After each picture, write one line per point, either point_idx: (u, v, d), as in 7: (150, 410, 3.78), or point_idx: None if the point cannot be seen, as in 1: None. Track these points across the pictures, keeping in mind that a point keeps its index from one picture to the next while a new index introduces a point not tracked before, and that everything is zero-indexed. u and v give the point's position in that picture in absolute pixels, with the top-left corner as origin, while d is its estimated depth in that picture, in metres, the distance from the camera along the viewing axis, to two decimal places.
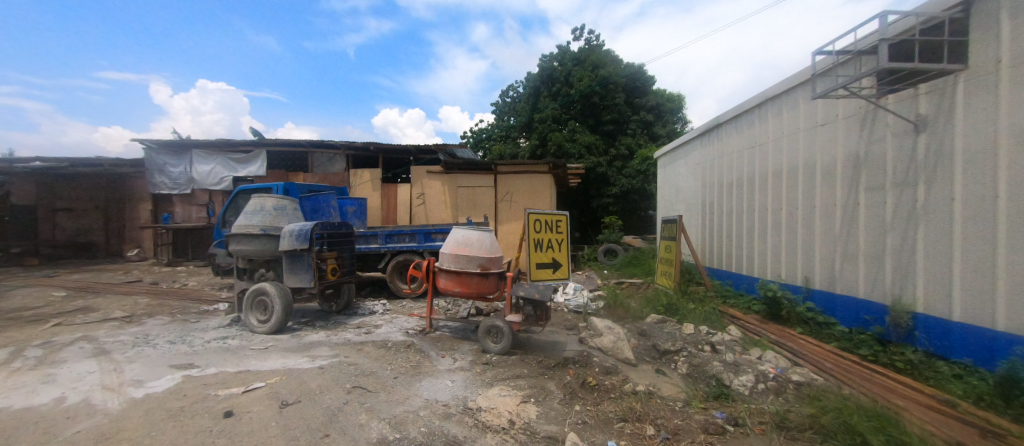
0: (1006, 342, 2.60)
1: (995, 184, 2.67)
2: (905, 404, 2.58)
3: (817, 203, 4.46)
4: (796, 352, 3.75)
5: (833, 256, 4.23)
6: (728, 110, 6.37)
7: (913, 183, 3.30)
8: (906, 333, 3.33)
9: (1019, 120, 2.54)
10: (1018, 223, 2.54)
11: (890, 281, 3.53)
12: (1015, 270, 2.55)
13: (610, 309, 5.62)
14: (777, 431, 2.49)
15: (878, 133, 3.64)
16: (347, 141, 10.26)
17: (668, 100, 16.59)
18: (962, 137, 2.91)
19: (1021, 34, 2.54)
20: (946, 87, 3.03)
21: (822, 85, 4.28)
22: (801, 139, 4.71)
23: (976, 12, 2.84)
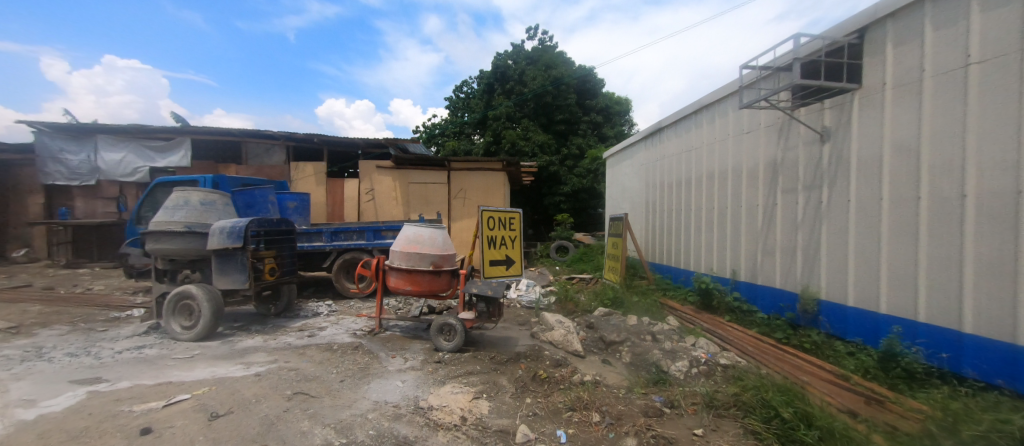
0: (888, 322, 3.07)
1: (881, 188, 3.13)
2: (810, 379, 2.94)
3: (743, 203, 4.92)
4: (724, 337, 4.13)
5: (756, 250, 4.69)
6: (669, 115, 6.81)
7: (819, 186, 3.76)
8: (813, 317, 3.80)
9: (899, 134, 3.00)
10: (897, 221, 3.00)
11: (801, 273, 3.98)
12: (895, 261, 3.02)
13: (561, 304, 5.80)
14: (706, 410, 2.74)
15: (793, 141, 4.09)
16: (287, 132, 9.61)
17: (617, 103, 17.32)
18: (856, 147, 3.37)
19: (902, 61, 2.99)
20: (845, 103, 3.49)
21: (747, 96, 4.73)
22: (731, 144, 5.16)
23: (869, 39, 3.30)
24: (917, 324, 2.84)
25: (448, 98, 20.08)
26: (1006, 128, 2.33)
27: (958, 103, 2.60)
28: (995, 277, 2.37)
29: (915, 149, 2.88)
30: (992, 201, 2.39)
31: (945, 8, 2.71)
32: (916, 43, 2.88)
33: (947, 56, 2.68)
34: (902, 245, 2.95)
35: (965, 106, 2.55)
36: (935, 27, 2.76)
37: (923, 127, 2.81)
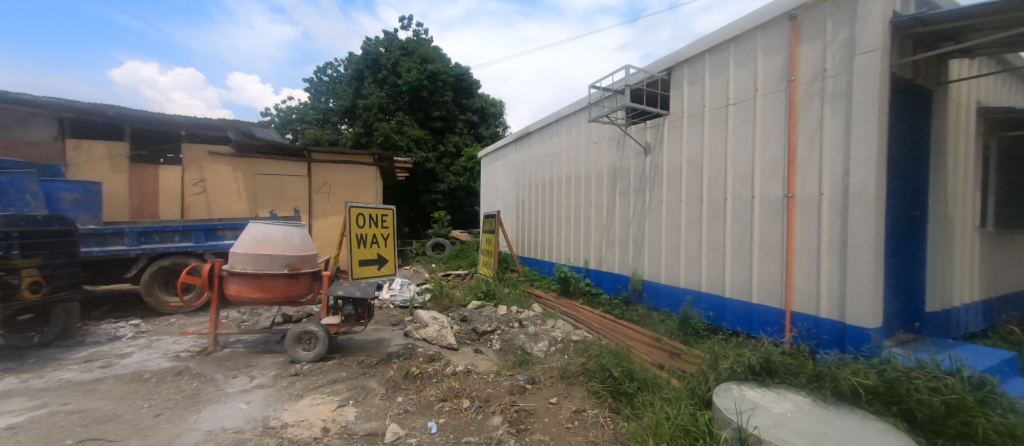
0: (684, 293, 4.10)
1: (681, 192, 4.15)
2: (635, 344, 3.66)
3: (592, 203, 5.77)
4: (576, 318, 4.79)
5: (601, 242, 5.54)
6: (535, 122, 7.48)
7: (644, 189, 4.68)
8: (639, 295, 4.74)
9: (692, 152, 4.04)
10: (691, 218, 4.02)
11: (632, 260, 4.90)
12: (690, 248, 4.03)
13: (436, 301, 5.80)
14: (560, 380, 3.15)
15: (626, 152, 5.00)
16: (53, 98, 7.06)
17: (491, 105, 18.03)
18: (666, 160, 4.36)
19: (693, 97, 4.04)
20: (659, 125, 4.47)
21: (594, 111, 5.58)
22: (583, 151, 5.98)
23: (673, 77, 4.32)
24: (701, 293, 3.89)
25: (310, 80, 18.05)
26: (749, 152, 3.44)
27: (724, 133, 3.69)
28: (742, 257, 3.49)
29: (701, 164, 3.92)
30: (742, 203, 3.49)
31: (717, 62, 3.78)
32: (702, 85, 3.95)
33: (718, 97, 3.76)
34: (694, 236, 3.99)
35: (728, 135, 3.64)
36: (712, 75, 3.83)
37: (706, 149, 3.87)
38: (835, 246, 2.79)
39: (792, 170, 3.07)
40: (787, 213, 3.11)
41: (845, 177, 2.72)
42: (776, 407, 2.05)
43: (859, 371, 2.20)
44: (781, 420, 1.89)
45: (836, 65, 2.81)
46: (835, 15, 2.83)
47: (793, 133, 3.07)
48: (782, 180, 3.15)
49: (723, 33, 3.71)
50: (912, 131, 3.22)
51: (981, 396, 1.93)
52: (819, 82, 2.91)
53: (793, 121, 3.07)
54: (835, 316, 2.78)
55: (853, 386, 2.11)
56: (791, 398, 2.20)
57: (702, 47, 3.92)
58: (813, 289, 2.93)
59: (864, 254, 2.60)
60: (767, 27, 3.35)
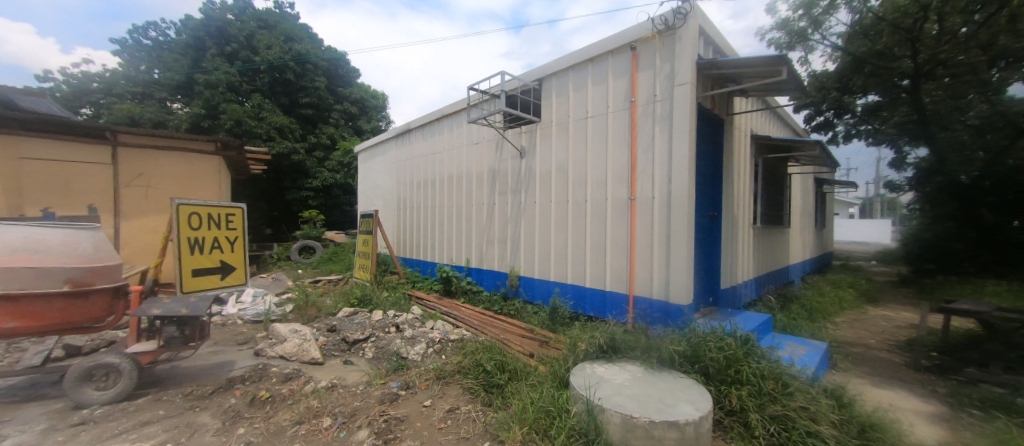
0: (553, 285, 4.49)
1: (551, 193, 4.53)
2: (510, 337, 3.84)
3: (473, 202, 5.85)
4: (457, 316, 4.78)
5: (481, 241, 5.66)
6: (417, 118, 7.25)
7: (519, 190, 4.97)
8: (517, 290, 5.00)
9: (559, 157, 4.45)
10: (559, 217, 4.43)
11: (510, 257, 5.14)
12: (559, 244, 4.44)
13: (300, 311, 5.14)
14: (436, 381, 3.09)
15: (504, 154, 5.22)
16: None
17: (373, 97, 16.80)
18: (538, 164, 4.72)
19: (560, 108, 4.45)
20: (532, 131, 4.79)
21: (474, 113, 5.67)
22: (465, 152, 6.03)
23: (544, 87, 4.67)
24: (567, 285, 4.32)
25: (124, 42, 14.28)
26: (603, 160, 3.98)
27: (584, 141, 4.18)
28: (598, 251, 4.00)
29: (566, 168, 4.36)
30: (598, 204, 4.01)
31: (579, 78, 4.25)
32: (567, 97, 4.38)
33: (579, 109, 4.24)
34: (561, 234, 4.40)
35: (587, 144, 4.13)
36: (575, 89, 4.29)
37: (570, 155, 4.32)
38: (662, 239, 3.47)
39: (634, 177, 3.69)
40: (630, 213, 3.71)
41: (669, 184, 3.41)
42: (617, 378, 2.41)
43: (675, 339, 2.76)
44: (619, 388, 2.23)
45: (663, 92, 3.50)
46: (661, 52, 3.52)
47: (634, 146, 3.68)
48: (627, 185, 3.75)
49: (582, 53, 4.18)
50: (712, 149, 4.16)
51: (747, 347, 2.62)
52: (651, 104, 3.58)
53: (634, 135, 3.68)
54: (662, 297, 3.46)
55: (671, 353, 2.65)
56: (629, 368, 2.63)
57: (567, 63, 4.34)
58: (649, 276, 3.57)
59: (680, 246, 3.32)
60: (615, 53, 3.92)
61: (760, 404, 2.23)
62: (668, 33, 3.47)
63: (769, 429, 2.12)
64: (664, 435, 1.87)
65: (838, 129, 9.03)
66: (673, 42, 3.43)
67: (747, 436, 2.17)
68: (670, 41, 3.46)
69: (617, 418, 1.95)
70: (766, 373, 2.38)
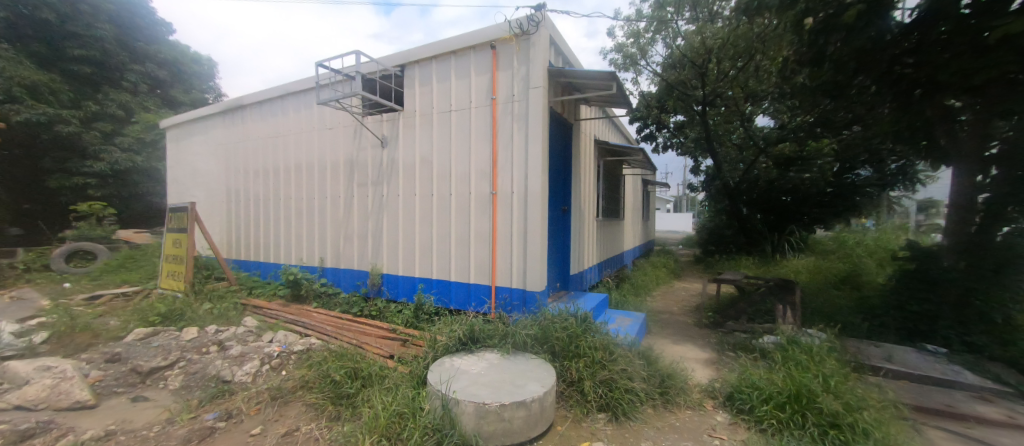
0: (418, 281, 4.36)
1: (415, 186, 4.36)
2: (369, 339, 3.55)
3: (327, 195, 5.20)
4: (306, 325, 4.12)
5: (337, 237, 5.09)
6: (251, 93, 6.06)
7: (380, 182, 4.64)
8: (378, 289, 4.67)
9: (424, 150, 4.32)
10: (425, 210, 4.30)
11: (371, 255, 4.77)
12: (424, 239, 4.32)
13: (61, 340, 3.77)
14: (271, 403, 2.63)
15: (363, 143, 4.79)
16: None
17: (191, 61, 13.59)
18: (401, 155, 4.48)
19: (423, 98, 4.31)
20: (393, 120, 4.52)
21: (325, 94, 5.03)
22: (316, 137, 5.32)
23: (406, 75, 4.44)
24: (432, 280, 4.24)
25: None
26: (466, 154, 4.03)
27: (448, 135, 4.15)
28: (463, 245, 4.06)
29: (430, 161, 4.26)
30: (462, 198, 4.05)
31: (442, 70, 4.18)
32: (430, 88, 4.26)
33: (443, 102, 4.18)
34: (427, 228, 4.29)
35: (451, 137, 4.11)
36: (438, 81, 4.20)
37: (434, 148, 4.23)
38: (521, 231, 3.72)
39: (495, 172, 3.84)
40: (492, 206, 3.86)
41: (525, 179, 3.66)
42: (474, 368, 2.47)
43: (528, 324, 2.99)
44: (473, 378, 2.29)
45: (519, 93, 3.72)
46: (518, 54, 3.73)
47: (495, 143, 3.83)
48: (489, 180, 3.89)
49: (444, 45, 4.12)
50: (562, 149, 4.62)
51: (585, 324, 3.00)
52: (510, 104, 3.77)
53: (495, 132, 3.83)
54: (521, 285, 3.70)
55: (524, 337, 2.87)
56: (486, 357, 2.72)
57: (429, 53, 4.22)
58: (510, 267, 3.78)
59: (535, 237, 3.60)
60: (476, 49, 3.98)
61: (594, 372, 2.59)
62: (523, 37, 3.69)
63: (598, 392, 2.49)
64: (512, 415, 2.00)
65: (659, 141, 11.36)
66: (528, 47, 3.67)
67: (583, 401, 2.50)
68: (526, 46, 3.69)
69: (470, 407, 1.99)
70: (598, 345, 2.77)
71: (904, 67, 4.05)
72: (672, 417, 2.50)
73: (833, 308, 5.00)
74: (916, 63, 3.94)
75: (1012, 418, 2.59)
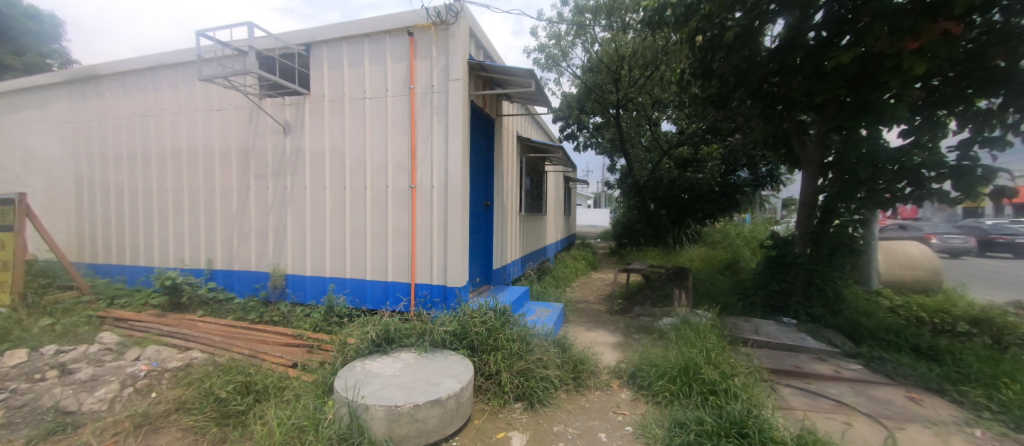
0: (329, 281, 4.03)
1: (325, 179, 4.01)
2: (268, 348, 3.18)
3: (216, 186, 4.52)
4: (186, 337, 3.52)
5: (230, 235, 4.47)
6: (110, 62, 5.00)
7: (283, 173, 4.17)
8: (281, 291, 4.20)
9: (335, 139, 3.98)
10: (337, 204, 3.99)
11: (272, 254, 4.27)
12: (336, 235, 4.00)
13: None
14: (134, 433, 2.19)
15: (261, 128, 4.26)
16: None
17: (26, 17, 10.87)
18: (307, 143, 4.07)
19: (333, 82, 3.96)
20: (298, 104, 4.08)
21: (211, 70, 4.35)
22: (201, 119, 4.58)
23: (313, 55, 4.04)
24: (345, 280, 3.96)
25: None
26: (383, 146, 3.82)
27: (362, 124, 3.88)
28: (380, 241, 3.85)
29: (342, 151, 3.95)
30: (379, 192, 3.83)
31: (354, 54, 3.89)
32: (341, 72, 3.93)
33: (356, 88, 3.89)
34: (339, 224, 3.98)
35: (365, 126, 3.86)
36: (350, 65, 3.90)
37: (346, 137, 3.93)
38: (441, 226, 3.65)
39: (413, 165, 3.70)
40: (411, 200, 3.72)
41: (446, 173, 3.59)
42: (387, 370, 2.36)
43: (446, 321, 2.95)
44: (386, 381, 2.18)
45: (439, 84, 3.62)
46: (437, 44, 3.62)
47: (413, 134, 3.69)
48: (407, 173, 3.74)
49: (356, 26, 3.82)
50: (484, 144, 4.61)
51: (504, 317, 3.03)
52: (429, 94, 3.65)
53: (413, 123, 3.69)
54: (441, 281, 3.64)
55: (442, 334, 2.83)
56: (402, 357, 2.62)
57: (339, 34, 3.89)
58: (430, 262, 3.69)
59: (456, 231, 3.56)
60: (392, 34, 3.77)
61: (511, 364, 2.64)
62: (442, 27, 3.59)
63: (515, 382, 2.56)
64: (427, 415, 1.95)
65: (579, 140, 12.06)
66: (446, 37, 3.58)
67: (500, 392, 2.55)
68: (444, 36, 3.60)
69: (380, 412, 1.89)
70: (515, 336, 2.83)
71: (771, 85, 4.80)
72: (583, 399, 2.68)
73: (718, 291, 5.78)
74: (779, 82, 4.69)
75: (838, 372, 3.26)
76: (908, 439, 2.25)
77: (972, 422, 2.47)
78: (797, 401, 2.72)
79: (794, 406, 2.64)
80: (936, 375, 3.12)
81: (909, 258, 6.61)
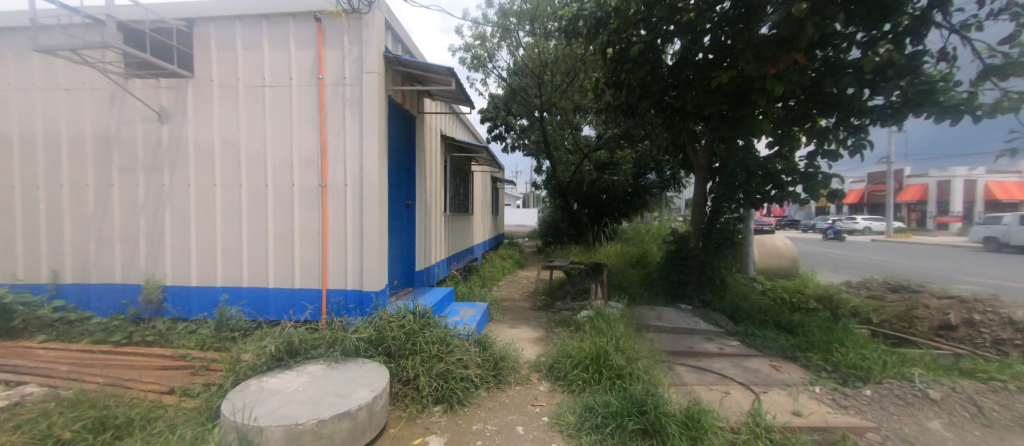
0: (221, 292, 3.55)
1: (215, 175, 3.52)
2: (137, 374, 2.69)
3: (65, 182, 3.69)
4: (16, 368, 2.81)
5: (85, 241, 3.68)
6: None
7: (158, 167, 3.57)
8: (158, 306, 3.57)
9: (226, 130, 3.51)
10: (230, 204, 3.52)
11: (146, 262, 3.62)
12: (230, 239, 3.54)
13: None
14: None
15: (127, 114, 3.58)
16: None
17: None
18: (191, 133, 3.53)
19: (224, 65, 3.49)
20: (179, 88, 3.52)
21: (54, 39, 3.54)
22: (40, 100, 3.70)
23: (196, 32, 3.50)
24: (242, 289, 3.53)
25: None
26: (287, 139, 3.47)
27: (261, 114, 3.48)
28: (285, 244, 3.50)
29: (236, 144, 3.50)
30: (283, 190, 3.48)
31: (250, 35, 3.47)
32: (234, 55, 3.48)
33: (253, 73, 3.47)
34: (234, 226, 3.53)
35: (265, 118, 3.47)
36: (245, 47, 3.47)
37: (241, 128, 3.49)
38: (356, 227, 3.43)
39: (323, 161, 3.43)
40: (320, 200, 3.44)
41: (361, 170, 3.39)
42: (289, 386, 2.15)
43: (359, 328, 2.78)
44: (287, 398, 1.99)
45: (352, 76, 3.40)
46: (349, 33, 3.39)
47: (323, 128, 3.41)
48: (316, 170, 3.45)
49: (252, 4, 3.40)
50: (404, 141, 4.43)
51: (423, 319, 2.93)
52: (341, 86, 3.41)
53: (322, 116, 3.41)
54: (356, 285, 3.43)
55: (355, 342, 2.66)
56: (308, 370, 2.41)
57: (231, 13, 3.43)
58: (343, 266, 3.45)
59: (373, 232, 3.37)
60: (296, 18, 3.44)
61: (430, 367, 2.57)
62: (355, 16, 3.38)
63: (434, 386, 2.50)
64: (334, 429, 1.81)
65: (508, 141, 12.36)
66: (360, 27, 3.38)
67: (418, 397, 2.48)
68: (357, 25, 3.39)
69: (278, 433, 1.71)
70: (435, 339, 2.75)
71: (671, 98, 5.35)
72: (502, 395, 2.73)
73: (628, 283, 6.28)
74: (677, 95, 5.25)
75: (721, 349, 3.76)
76: (769, 400, 2.68)
77: (814, 381, 3.03)
78: (690, 377, 3.08)
79: (687, 382, 2.98)
80: (791, 345, 3.77)
81: (776, 249, 7.88)
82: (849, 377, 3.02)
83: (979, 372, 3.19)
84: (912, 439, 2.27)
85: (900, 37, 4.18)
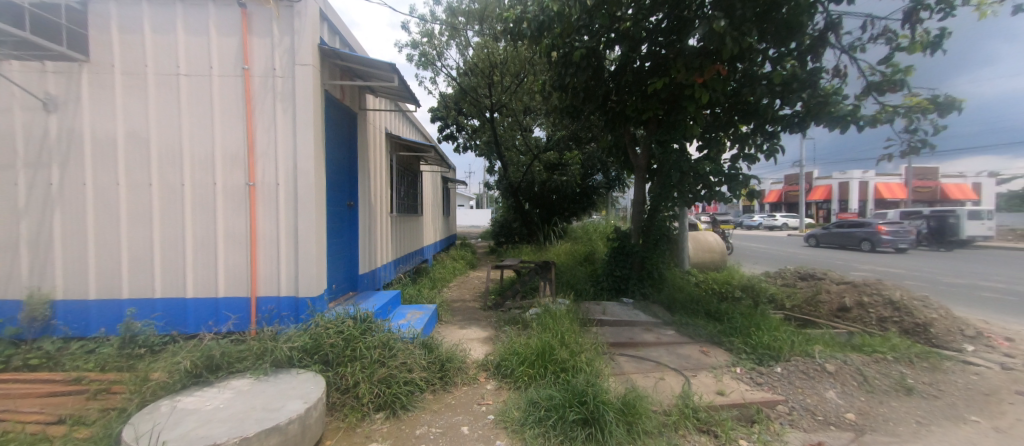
0: (128, 305, 3.14)
1: (118, 173, 3.11)
2: (14, 404, 2.31)
3: None
4: None
5: None
6: None
7: (44, 164, 3.07)
8: (46, 324, 3.06)
9: (132, 122, 3.11)
10: (137, 205, 3.13)
11: (29, 274, 3.10)
12: (137, 245, 3.14)
13: None
14: None
15: (2, 101, 3.05)
16: None
17: None
18: (87, 125, 3.08)
19: (129, 50, 3.09)
20: (71, 73, 3.05)
21: None
22: None
23: (92, 10, 3.06)
24: (153, 301, 3.15)
25: None
26: (207, 135, 3.15)
27: (175, 106, 3.13)
28: (206, 249, 3.19)
29: (144, 138, 3.11)
30: (203, 190, 3.16)
31: (160, 17, 3.10)
32: (141, 38, 3.10)
33: (164, 60, 3.11)
34: (142, 231, 3.14)
35: (180, 110, 3.13)
36: (154, 30, 3.10)
37: (150, 121, 3.12)
38: (289, 230, 3.20)
39: (251, 159, 3.17)
40: (248, 201, 3.17)
41: (294, 168, 3.17)
42: (208, 404, 1.96)
43: (292, 337, 2.61)
44: (206, 417, 1.81)
45: (283, 68, 3.18)
46: (279, 22, 3.17)
47: (250, 123, 3.15)
48: (243, 169, 3.18)
49: None
50: (345, 139, 4.22)
51: (365, 324, 2.80)
52: (270, 78, 3.18)
53: (248, 110, 3.15)
54: (291, 292, 3.21)
55: (287, 352, 2.49)
56: (231, 386, 2.21)
57: None
58: (275, 271, 3.22)
59: (309, 235, 3.17)
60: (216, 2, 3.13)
61: (371, 374, 2.47)
62: (286, 4, 3.17)
63: (375, 392, 2.41)
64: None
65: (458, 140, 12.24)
66: (292, 16, 3.17)
67: (358, 406, 2.37)
68: (288, 15, 3.17)
69: None
70: (377, 343, 2.64)
71: (612, 102, 5.60)
72: (449, 397, 2.70)
73: (576, 279, 6.49)
74: (617, 100, 5.51)
75: (659, 338, 4.01)
76: (698, 382, 2.91)
77: (736, 363, 3.34)
78: (629, 366, 3.25)
79: (626, 371, 3.14)
80: (718, 331, 4.12)
81: (708, 244, 8.55)
82: (765, 357, 3.36)
83: (865, 346, 3.70)
84: (813, 408, 2.58)
85: (802, 55, 4.75)
